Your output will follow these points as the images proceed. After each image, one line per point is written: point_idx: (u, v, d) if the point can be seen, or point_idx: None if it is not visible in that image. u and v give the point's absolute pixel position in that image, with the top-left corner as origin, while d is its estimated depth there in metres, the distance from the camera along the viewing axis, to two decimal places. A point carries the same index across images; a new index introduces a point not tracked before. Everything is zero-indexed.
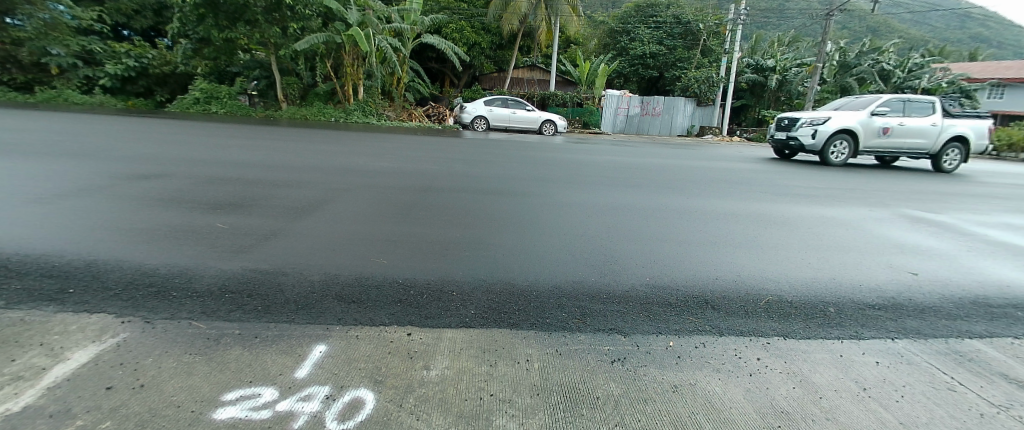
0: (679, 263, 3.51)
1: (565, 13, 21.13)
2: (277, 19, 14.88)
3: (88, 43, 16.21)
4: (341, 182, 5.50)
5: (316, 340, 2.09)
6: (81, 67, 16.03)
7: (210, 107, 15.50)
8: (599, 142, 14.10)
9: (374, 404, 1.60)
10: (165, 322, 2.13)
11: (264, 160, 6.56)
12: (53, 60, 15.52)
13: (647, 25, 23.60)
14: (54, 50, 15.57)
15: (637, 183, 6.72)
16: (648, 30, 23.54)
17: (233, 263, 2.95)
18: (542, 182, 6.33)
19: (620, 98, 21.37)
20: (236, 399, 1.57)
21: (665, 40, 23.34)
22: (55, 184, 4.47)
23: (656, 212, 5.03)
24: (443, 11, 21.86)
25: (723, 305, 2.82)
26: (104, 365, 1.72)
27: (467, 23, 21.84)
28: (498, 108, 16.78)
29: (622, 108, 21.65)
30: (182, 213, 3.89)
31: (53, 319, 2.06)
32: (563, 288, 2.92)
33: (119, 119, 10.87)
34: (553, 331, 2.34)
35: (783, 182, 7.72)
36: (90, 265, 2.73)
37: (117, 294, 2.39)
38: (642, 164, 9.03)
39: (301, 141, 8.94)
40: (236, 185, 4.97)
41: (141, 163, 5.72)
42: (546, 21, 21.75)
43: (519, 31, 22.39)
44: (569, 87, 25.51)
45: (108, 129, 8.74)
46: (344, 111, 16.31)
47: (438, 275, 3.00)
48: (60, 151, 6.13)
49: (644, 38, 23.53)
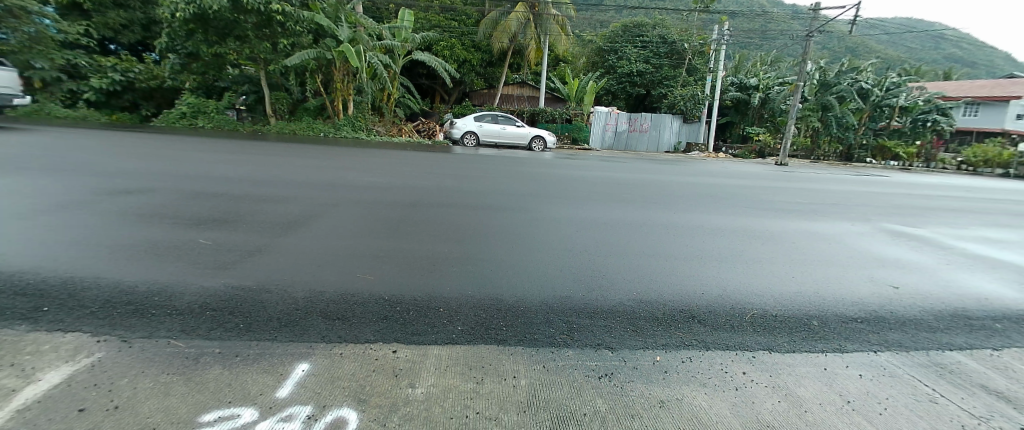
0: (665, 278, 3.55)
1: (555, 32, 21.60)
2: (267, 35, 15.00)
3: (74, 57, 16.09)
4: (330, 197, 5.46)
5: (298, 358, 2.06)
6: (65, 81, 15.90)
7: (196, 122, 15.38)
8: (589, 158, 14.25)
9: (356, 423, 1.58)
10: (143, 341, 2.08)
11: (250, 176, 6.49)
12: (37, 73, 15.27)
13: (634, 44, 24.30)
14: (38, 63, 15.27)
15: (625, 199, 6.80)
16: (635, 49, 24.22)
17: (217, 280, 2.89)
18: (532, 198, 6.35)
19: (609, 114, 21.69)
20: (213, 421, 1.53)
21: (652, 59, 23.92)
22: (31, 199, 4.37)
23: (643, 227, 5.08)
24: (434, 28, 22.15)
25: (709, 320, 2.85)
26: (77, 387, 1.67)
27: (458, 40, 22.23)
28: (487, 124, 16.90)
29: (610, 124, 21.91)
30: (163, 229, 3.82)
31: (25, 339, 2.01)
32: (551, 303, 2.92)
33: (102, 133, 10.70)
34: (540, 347, 2.34)
35: (768, 197, 7.86)
36: (66, 282, 2.67)
37: (93, 312, 2.33)
38: (630, 179, 9.14)
39: (289, 156, 8.86)
40: (221, 200, 4.90)
41: (124, 179, 5.64)
42: (535, 39, 22.19)
43: (509, 49, 22.74)
44: (557, 103, 25.81)
45: (90, 144, 8.59)
46: (333, 126, 16.37)
47: (425, 291, 2.97)
48: (38, 166, 6.01)
49: (631, 56, 24.17)
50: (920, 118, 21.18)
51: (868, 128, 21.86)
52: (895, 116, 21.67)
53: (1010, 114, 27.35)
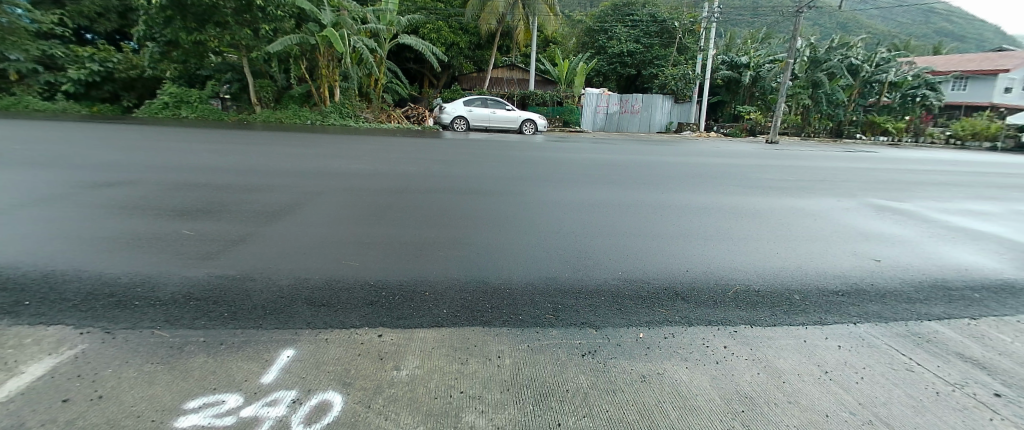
0: (650, 256, 3.58)
1: (543, 13, 21.27)
2: (247, 20, 14.51)
3: (49, 47, 15.59)
4: (315, 185, 5.41)
5: (284, 344, 2.07)
6: (41, 72, 15.44)
7: (180, 112, 15.06)
8: (580, 140, 14.14)
9: (341, 405, 1.62)
10: (126, 332, 2.08)
11: (232, 165, 6.38)
12: (10, 65, 14.83)
13: (624, 24, 23.87)
14: (11, 55, 14.84)
15: (617, 180, 6.81)
16: (625, 28, 23.81)
17: (198, 271, 2.87)
18: (521, 181, 6.31)
19: (600, 96, 21.46)
20: (199, 407, 1.57)
21: (642, 38, 23.57)
22: (9, 194, 4.28)
23: (631, 208, 5.08)
24: (420, 11, 21.59)
25: (693, 297, 2.88)
26: (61, 378, 1.68)
27: (445, 22, 21.66)
28: (477, 108, 16.71)
29: (602, 106, 21.70)
30: (146, 221, 3.77)
31: (6, 333, 2.00)
32: (537, 284, 2.94)
33: (82, 125, 10.46)
34: (525, 327, 2.36)
35: (757, 175, 7.88)
36: (47, 276, 2.64)
37: (75, 305, 2.31)
38: (620, 160, 9.11)
39: (275, 145, 8.71)
40: (203, 191, 4.83)
41: (104, 171, 5.53)
42: (524, 20, 21.75)
43: (497, 31, 22.29)
44: (547, 86, 25.53)
45: (70, 137, 8.39)
46: (320, 113, 16.06)
47: (411, 276, 2.98)
48: (16, 160, 5.88)
49: (622, 36, 23.77)
50: (909, 93, 21.23)
51: (858, 104, 21.94)
52: (885, 92, 21.81)
53: (999, 88, 27.49)
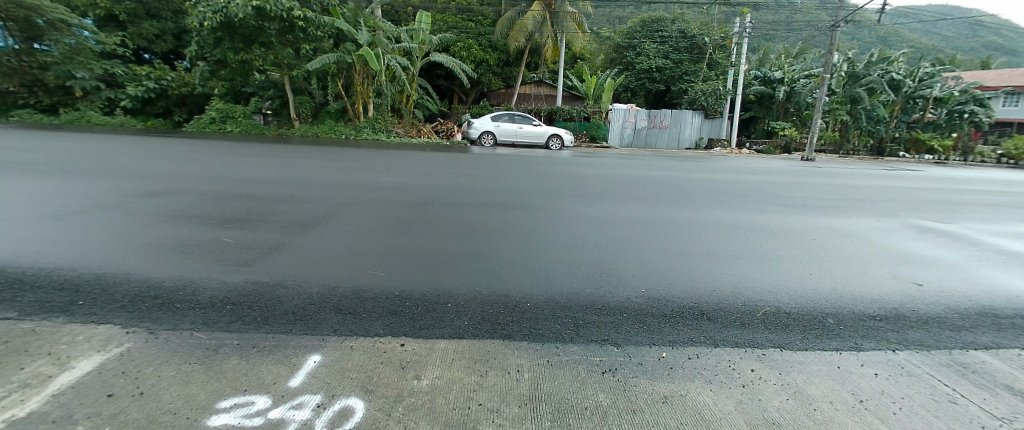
0: (674, 273, 3.52)
1: (571, 30, 21.32)
2: (289, 40, 15.34)
3: (111, 66, 16.92)
4: (347, 197, 5.62)
5: (311, 350, 2.15)
6: (103, 89, 16.76)
7: (225, 127, 16.04)
8: (607, 156, 14.06)
9: (364, 412, 1.67)
10: (167, 333, 2.21)
11: (270, 177, 6.70)
12: (76, 82, 16.25)
13: (653, 40, 23.70)
14: (78, 74, 16.31)
15: (642, 195, 6.75)
16: (655, 44, 23.63)
17: (235, 277, 3.01)
18: (545, 196, 6.34)
19: (628, 112, 21.31)
20: (230, 407, 1.66)
21: (671, 54, 23.27)
22: (72, 201, 4.64)
23: (657, 224, 5.01)
24: (450, 29, 22.01)
25: (719, 317, 2.81)
26: (107, 374, 1.81)
27: (475, 40, 22.30)
28: (504, 123, 16.90)
29: (629, 122, 21.60)
30: (189, 228, 4.01)
31: (62, 330, 2.17)
32: (558, 299, 2.93)
33: (139, 139, 11.23)
34: (545, 342, 2.35)
35: (791, 193, 7.63)
36: (100, 277, 2.85)
37: (123, 306, 2.47)
38: (647, 176, 9.02)
39: (311, 158, 9.09)
40: (243, 201, 5.09)
41: (155, 181, 5.91)
42: (552, 37, 21.99)
43: (526, 48, 22.65)
44: (574, 102, 25.77)
45: (128, 149, 9.03)
46: (354, 128, 16.68)
47: (434, 287, 3.03)
48: (81, 170, 6.39)
49: (650, 52, 23.59)
50: (956, 109, 20.13)
51: (900, 120, 21.00)
52: (929, 107, 20.78)
53: None
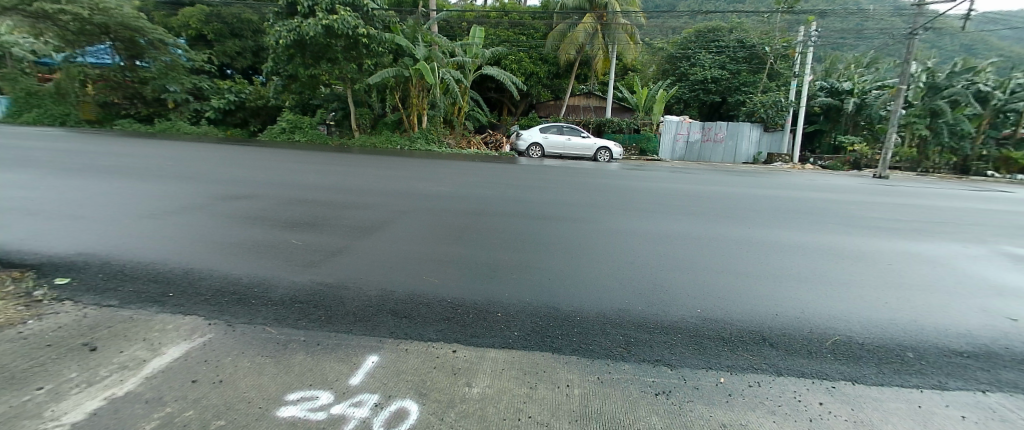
0: (732, 295, 3.36)
1: (623, 42, 20.95)
2: (353, 56, 16.06)
3: (199, 81, 18.85)
4: (401, 204, 5.87)
5: (370, 350, 2.25)
6: (191, 102, 18.67)
7: (293, 136, 17.38)
8: (657, 169, 13.70)
9: (418, 414, 1.72)
10: (244, 326, 2.40)
11: (332, 184, 7.14)
12: (171, 95, 18.16)
13: (708, 50, 22.85)
14: (171, 87, 18.21)
15: (695, 211, 6.49)
16: (710, 55, 22.78)
17: (303, 277, 3.22)
18: (593, 209, 6.28)
19: (680, 124, 20.78)
20: (297, 400, 1.78)
21: (728, 64, 22.22)
22: (165, 202, 5.19)
23: (712, 242, 4.81)
24: (502, 43, 22.46)
25: (782, 343, 2.64)
26: (192, 361, 2.02)
27: (526, 53, 22.75)
28: (553, 135, 16.97)
29: (682, 135, 20.97)
30: (261, 230, 4.35)
31: (155, 318, 2.43)
32: (609, 314, 2.88)
33: (220, 147, 12.35)
34: (596, 358, 2.31)
35: (864, 213, 7.04)
36: (186, 272, 3.16)
37: (207, 299, 2.72)
38: (701, 191, 8.68)
39: (369, 167, 9.59)
40: (308, 206, 5.45)
41: (233, 186, 6.47)
42: (603, 49, 21.74)
43: (576, 60, 22.61)
44: (624, 114, 25.55)
45: (212, 156, 9.96)
46: (409, 139, 17.43)
47: (485, 296, 3.08)
48: (173, 174, 7.13)
49: (705, 63, 22.78)
50: None
51: (989, 136, 18.90)
52: None
53: None
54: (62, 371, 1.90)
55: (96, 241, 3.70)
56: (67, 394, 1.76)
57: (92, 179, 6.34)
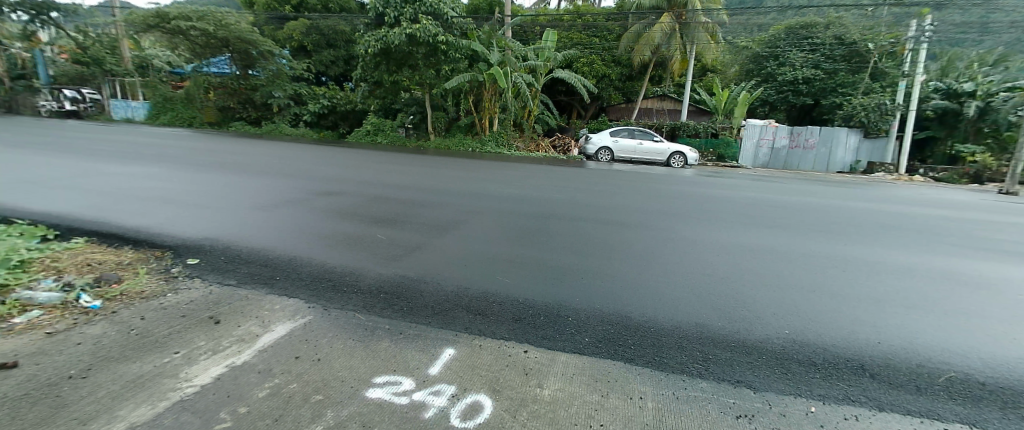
0: (823, 317, 3.06)
1: (704, 41, 20.10)
2: (433, 63, 16.71)
3: (298, 87, 20.94)
4: (473, 205, 6.09)
5: (446, 343, 2.37)
6: (291, 106, 20.82)
7: (377, 139, 18.77)
8: (736, 176, 12.74)
9: (491, 410, 1.79)
10: (337, 311, 2.65)
11: (409, 183, 7.61)
12: (275, 101, 20.40)
13: (800, 48, 19.31)
14: (276, 93, 20.45)
15: (780, 224, 5.96)
16: (801, 53, 19.30)
17: (387, 269, 3.48)
18: (665, 217, 6.03)
19: (764, 128, 18.35)
20: (383, 383, 1.93)
21: (823, 63, 18.72)
22: (269, 196, 5.86)
23: (802, 259, 4.38)
24: (574, 46, 22.83)
25: (886, 375, 2.34)
26: (295, 338, 2.28)
27: (598, 56, 22.45)
28: (623, 139, 16.64)
29: (765, 140, 18.50)
30: (348, 224, 4.76)
31: (265, 298, 2.77)
32: (684, 328, 2.76)
33: (314, 148, 13.62)
34: (670, 373, 2.23)
35: (1002, 237, 5.92)
36: (289, 258, 3.56)
37: (307, 284, 3.05)
38: (789, 202, 7.92)
39: (444, 168, 10.03)
40: (388, 204, 5.86)
41: (324, 183, 7.13)
42: (680, 49, 21.05)
43: (651, 61, 21.88)
44: (702, 116, 24.14)
45: (307, 156, 11.03)
46: (479, 142, 17.89)
47: (555, 299, 3.10)
48: (277, 171, 8.03)
49: (795, 62, 19.37)
50: None
51: None
52: None
53: None
54: (194, 339, 2.26)
55: (216, 227, 4.30)
56: (197, 359, 2.09)
57: (214, 173, 7.35)
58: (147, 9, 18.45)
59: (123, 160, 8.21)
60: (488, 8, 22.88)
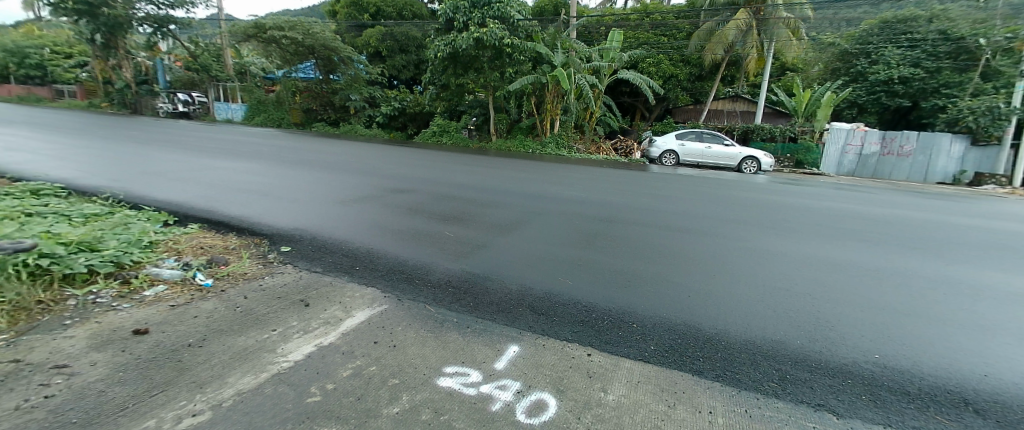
0: (923, 343, 2.74)
1: (784, 39, 18.27)
2: (497, 65, 16.85)
3: (373, 91, 22.31)
4: (534, 206, 6.15)
5: (511, 340, 2.44)
6: (366, 108, 22.22)
7: (442, 139, 19.47)
8: (819, 184, 11.64)
9: (556, 409, 1.82)
10: (410, 301, 2.83)
11: (472, 183, 7.82)
12: (353, 104, 21.91)
13: (896, 45, 17.04)
14: (354, 97, 21.97)
15: (870, 239, 5.38)
16: (898, 50, 16.94)
17: (454, 265, 3.65)
18: (736, 225, 5.69)
19: (852, 132, 16.33)
20: (452, 374, 2.03)
21: (924, 61, 16.22)
22: (345, 191, 6.33)
23: (900, 279, 3.93)
24: (641, 46, 21.48)
25: (1002, 414, 2.06)
26: (374, 325, 2.47)
27: (665, 55, 21.13)
28: (690, 142, 15.88)
29: (853, 145, 16.48)
30: (416, 220, 5.03)
31: (347, 286, 3.03)
32: (758, 344, 2.62)
33: (385, 148, 14.42)
34: (741, 389, 2.14)
35: None
36: (365, 250, 3.84)
37: (383, 275, 3.29)
38: (886, 216, 7.06)
39: (506, 170, 10.17)
40: (453, 202, 6.09)
41: (394, 181, 7.55)
42: (756, 47, 19.24)
43: (723, 60, 20.30)
44: (778, 119, 22.88)
45: (379, 155, 11.70)
46: (540, 144, 17.86)
47: (619, 304, 3.07)
48: (353, 169, 8.62)
49: (891, 59, 16.94)
50: None
51: None
52: None
53: None
54: (288, 319, 2.52)
55: (301, 218, 4.75)
56: (291, 337, 2.33)
57: (300, 170, 8.06)
58: (248, 21, 20.39)
59: (226, 156, 9.26)
60: (554, 10, 22.90)
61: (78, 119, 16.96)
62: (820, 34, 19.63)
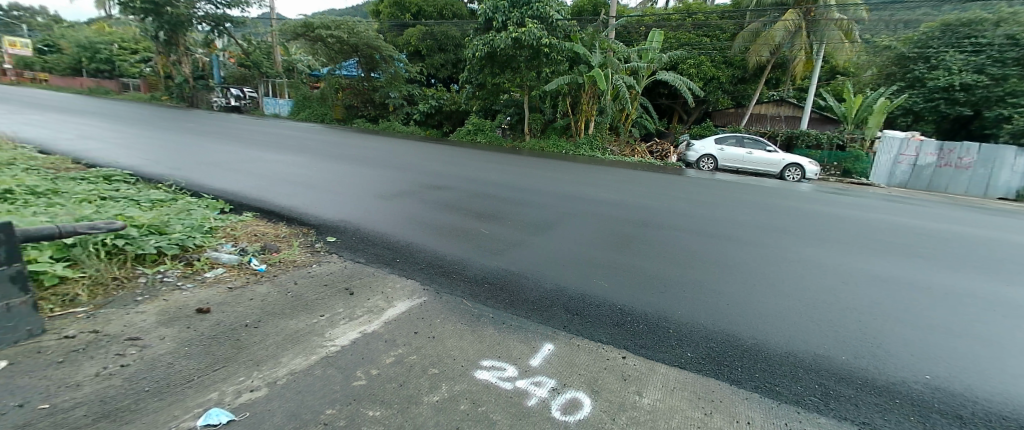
0: (982, 368, 2.59)
1: (836, 41, 17.18)
2: (534, 65, 16.94)
3: (411, 89, 22.75)
4: (567, 207, 6.16)
5: (546, 338, 2.49)
6: (404, 106, 22.69)
7: (476, 138, 19.62)
8: (868, 195, 11.00)
9: (590, 409, 1.86)
10: (448, 295, 2.93)
11: (505, 182, 7.89)
12: (392, 101, 22.47)
13: (959, 49, 15.94)
14: (393, 94, 22.50)
15: (925, 255, 5.07)
16: (961, 54, 15.78)
17: (490, 262, 3.74)
18: (776, 234, 5.50)
19: (906, 141, 15.15)
20: (489, 368, 2.11)
21: (991, 66, 14.96)
22: (383, 186, 6.54)
23: (957, 299, 3.70)
24: (681, 47, 20.55)
25: None
26: (414, 316, 2.58)
27: (707, 56, 19.99)
28: (730, 147, 15.34)
29: (906, 155, 15.28)
30: (451, 216, 5.16)
31: (389, 277, 3.16)
32: (800, 357, 2.56)
33: (421, 145, 14.72)
34: (781, 402, 2.10)
35: None
36: (405, 244, 3.98)
37: (422, 268, 3.41)
38: (945, 231, 6.60)
39: (540, 170, 10.16)
40: (486, 200, 6.19)
41: (429, 177, 7.73)
42: (805, 50, 18.40)
43: (769, 62, 19.47)
44: (827, 125, 21.75)
45: (416, 152, 11.96)
46: (574, 145, 17.74)
47: (655, 309, 3.06)
48: (391, 165, 8.86)
49: (953, 64, 15.76)
50: None
51: None
52: None
53: None
54: (335, 306, 2.67)
55: (343, 210, 4.97)
56: (338, 323, 2.47)
57: (341, 164, 8.38)
58: (297, 20, 21.08)
59: (274, 148, 9.75)
60: (593, 10, 22.66)
61: (140, 109, 18.18)
62: (876, 36, 18.34)
